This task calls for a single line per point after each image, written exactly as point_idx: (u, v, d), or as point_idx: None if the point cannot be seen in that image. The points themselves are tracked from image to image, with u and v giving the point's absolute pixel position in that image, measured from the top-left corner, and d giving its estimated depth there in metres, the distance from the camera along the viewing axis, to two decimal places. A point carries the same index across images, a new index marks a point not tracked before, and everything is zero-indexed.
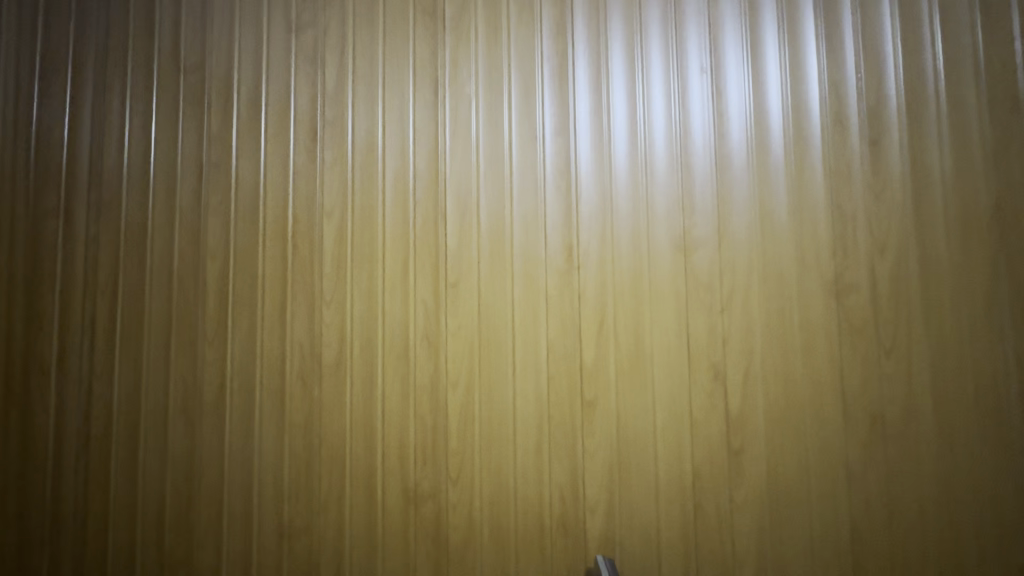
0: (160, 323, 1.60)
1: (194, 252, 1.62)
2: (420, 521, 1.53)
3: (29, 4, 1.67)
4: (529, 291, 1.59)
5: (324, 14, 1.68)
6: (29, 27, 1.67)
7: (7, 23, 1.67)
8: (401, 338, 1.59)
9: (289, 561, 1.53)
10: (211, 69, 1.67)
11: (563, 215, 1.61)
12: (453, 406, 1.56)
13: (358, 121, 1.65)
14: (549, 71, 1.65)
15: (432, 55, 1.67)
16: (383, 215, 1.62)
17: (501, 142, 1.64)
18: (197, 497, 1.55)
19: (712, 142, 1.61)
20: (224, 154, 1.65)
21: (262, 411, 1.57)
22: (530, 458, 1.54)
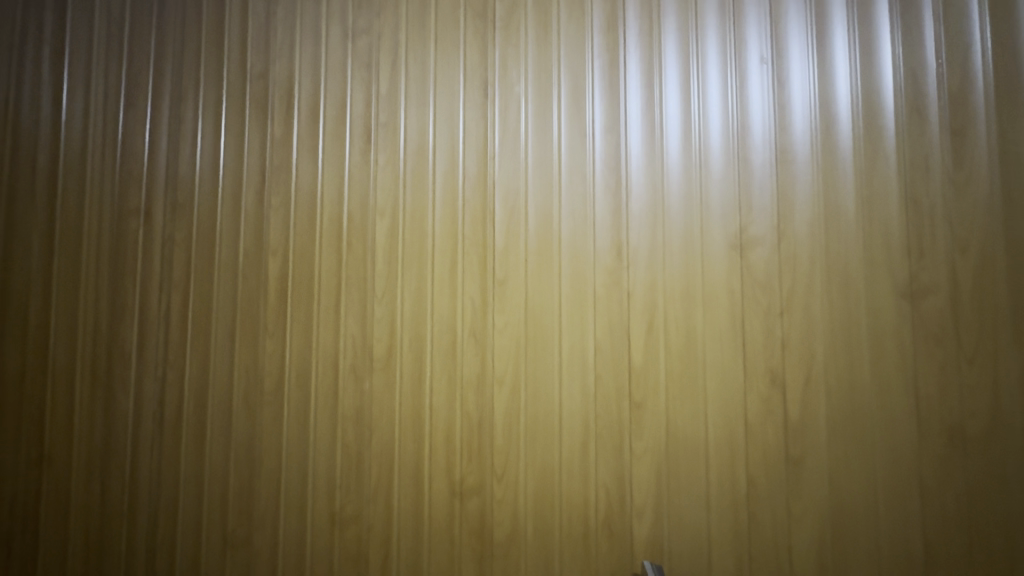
0: (227, 316, 1.70)
1: (257, 249, 1.71)
2: (465, 516, 1.55)
3: (115, 20, 1.81)
4: (577, 289, 1.58)
5: (379, 19, 1.73)
6: (115, 41, 1.81)
7: (97, 38, 1.81)
8: (448, 335, 1.61)
9: (340, 547, 1.58)
10: (274, 76, 1.76)
11: (613, 213, 1.58)
12: (499, 403, 1.57)
13: (410, 122, 1.70)
14: (600, 66, 1.63)
15: (482, 55, 1.68)
16: (433, 214, 1.65)
17: (550, 139, 1.63)
18: (257, 482, 1.64)
19: (773, 135, 1.53)
20: (285, 156, 1.73)
21: (317, 401, 1.64)
22: (576, 458, 1.52)
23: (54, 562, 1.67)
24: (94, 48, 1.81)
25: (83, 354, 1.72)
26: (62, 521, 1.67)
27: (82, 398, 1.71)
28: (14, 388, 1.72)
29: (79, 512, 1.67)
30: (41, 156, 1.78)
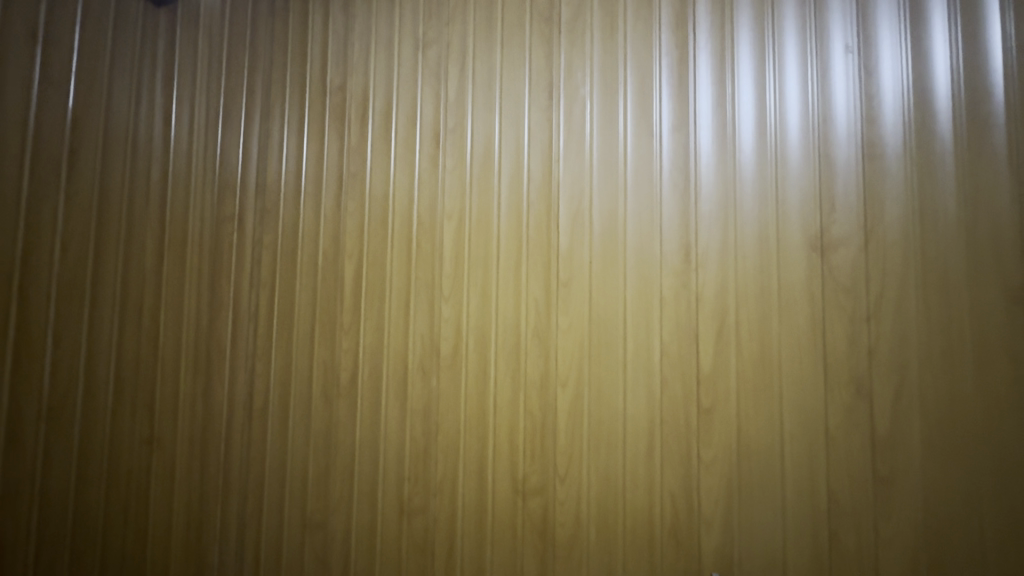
0: (307, 313, 1.83)
1: (334, 251, 1.83)
2: (528, 514, 1.57)
3: (215, 44, 2.00)
4: (643, 291, 1.55)
5: (447, 29, 1.80)
6: (215, 62, 1.99)
7: (200, 60, 2.00)
8: (512, 335, 1.64)
9: (408, 536, 1.65)
10: (351, 88, 1.88)
11: (681, 214, 1.54)
12: (562, 404, 1.58)
13: (477, 128, 1.75)
14: (668, 64, 1.60)
15: (547, 59, 1.70)
16: (498, 217, 1.69)
17: (616, 140, 1.62)
18: (333, 469, 1.74)
19: (859, 128, 1.43)
20: (361, 163, 1.84)
21: (387, 396, 1.72)
22: (640, 462, 1.50)
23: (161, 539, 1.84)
24: (198, 70, 2.00)
25: (183, 347, 1.90)
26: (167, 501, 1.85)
27: (182, 387, 1.88)
28: (128, 389, 1.80)
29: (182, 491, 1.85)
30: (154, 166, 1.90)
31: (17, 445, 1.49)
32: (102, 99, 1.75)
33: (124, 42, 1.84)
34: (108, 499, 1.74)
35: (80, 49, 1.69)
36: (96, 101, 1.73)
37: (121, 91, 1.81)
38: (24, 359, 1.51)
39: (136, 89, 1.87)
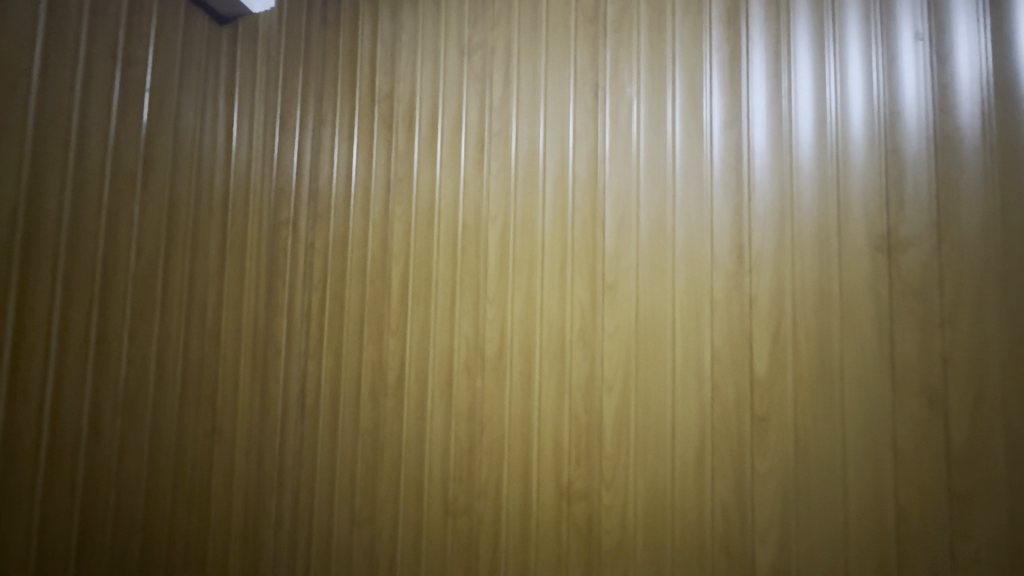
0: (356, 315, 1.89)
1: (382, 254, 1.88)
2: (573, 518, 1.55)
3: (273, 57, 2.08)
4: (693, 294, 1.51)
5: (492, 34, 1.82)
6: (272, 73, 2.08)
7: (258, 72, 2.08)
8: (557, 337, 1.63)
9: (453, 535, 1.67)
10: (398, 95, 1.93)
11: (733, 214, 1.50)
12: (608, 408, 1.55)
13: (521, 130, 1.75)
14: (719, 60, 1.55)
15: (592, 59, 1.69)
16: (543, 220, 1.69)
17: (664, 139, 1.59)
18: (380, 467, 1.79)
19: (931, 120, 1.34)
20: (407, 168, 1.89)
21: (433, 396, 1.75)
22: (690, 470, 1.46)
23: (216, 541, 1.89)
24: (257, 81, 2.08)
25: (241, 347, 1.97)
26: (224, 500, 1.90)
27: (240, 386, 1.95)
28: (194, 385, 1.86)
29: (238, 490, 1.92)
30: (218, 173, 1.97)
31: (96, 447, 1.54)
32: (173, 108, 1.82)
33: (193, 56, 1.91)
34: (173, 501, 1.78)
35: (154, 63, 1.76)
36: (167, 113, 1.80)
37: (188, 104, 1.87)
38: (104, 359, 1.57)
39: (200, 101, 1.92)
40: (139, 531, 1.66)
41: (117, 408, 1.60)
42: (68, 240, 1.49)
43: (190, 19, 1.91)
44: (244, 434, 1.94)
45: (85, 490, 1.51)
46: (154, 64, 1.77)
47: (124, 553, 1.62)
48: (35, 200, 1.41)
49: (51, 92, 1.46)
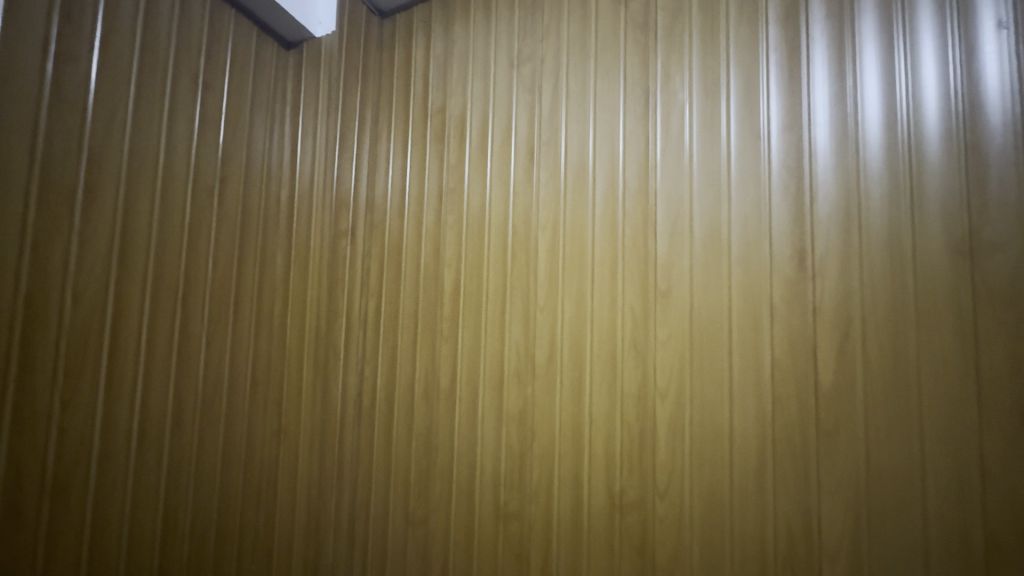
0: (409, 321, 1.96)
1: (435, 263, 1.94)
2: (626, 529, 1.53)
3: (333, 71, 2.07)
4: (750, 301, 1.46)
5: (541, 45, 1.85)
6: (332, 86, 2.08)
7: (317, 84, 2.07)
8: (608, 345, 1.62)
9: (504, 540, 1.68)
10: (450, 109, 1.99)
11: (794, 218, 1.44)
12: (661, 417, 1.52)
13: (571, 139, 1.77)
14: (777, 60, 1.51)
15: (643, 65, 1.68)
16: (593, 227, 1.69)
17: (719, 143, 1.55)
18: (433, 470, 1.83)
19: (1018, 112, 1.24)
20: (459, 179, 1.94)
21: (484, 401, 1.78)
22: (750, 483, 1.40)
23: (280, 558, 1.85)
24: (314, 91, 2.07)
25: (304, 357, 1.97)
26: (289, 513, 1.88)
27: (302, 395, 1.95)
28: (262, 392, 1.86)
29: (301, 501, 1.91)
30: (286, 181, 1.98)
31: (174, 454, 1.58)
32: (247, 119, 1.86)
33: (263, 71, 1.94)
34: (242, 514, 1.77)
35: (229, 79, 1.81)
36: (242, 128, 1.84)
37: (259, 119, 1.90)
38: (184, 368, 1.62)
39: (270, 117, 1.95)
40: (210, 543, 1.67)
41: (195, 416, 1.64)
42: (157, 252, 1.57)
43: (261, 38, 1.94)
44: (302, 441, 1.94)
45: (164, 496, 1.55)
46: (230, 75, 1.81)
47: (195, 565, 1.63)
48: (129, 216, 1.50)
49: (144, 114, 1.55)
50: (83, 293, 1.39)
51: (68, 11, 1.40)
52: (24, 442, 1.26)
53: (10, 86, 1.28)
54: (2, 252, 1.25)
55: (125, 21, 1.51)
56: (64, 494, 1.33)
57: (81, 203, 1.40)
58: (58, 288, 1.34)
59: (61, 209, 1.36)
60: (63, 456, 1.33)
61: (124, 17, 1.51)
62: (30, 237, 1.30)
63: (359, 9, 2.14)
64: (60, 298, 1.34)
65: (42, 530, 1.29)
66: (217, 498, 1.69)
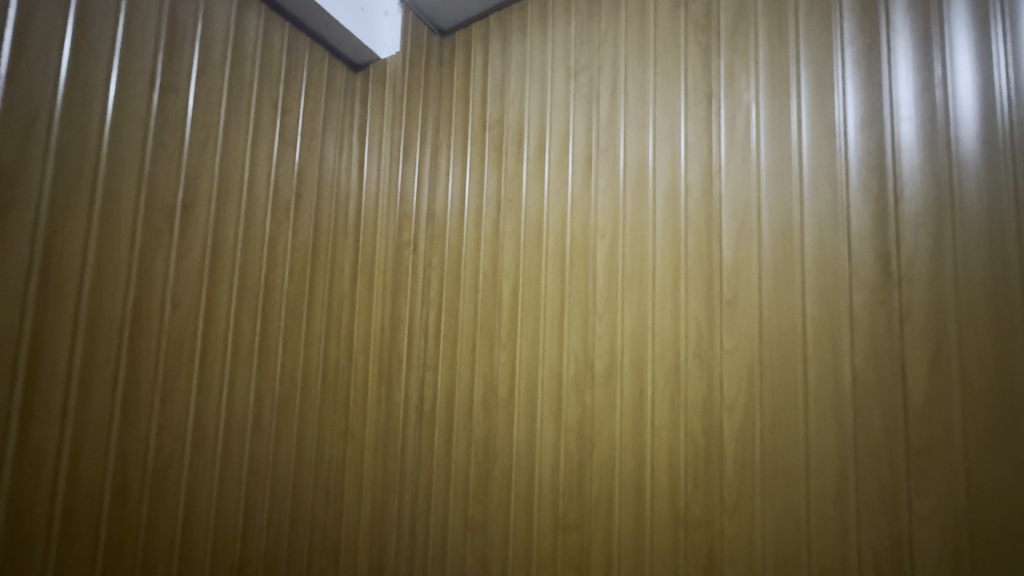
0: (469, 329, 1.99)
1: (493, 271, 1.97)
2: (692, 546, 1.46)
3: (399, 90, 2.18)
4: (827, 308, 1.38)
5: (599, 53, 1.85)
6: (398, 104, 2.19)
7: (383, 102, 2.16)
8: (671, 354, 1.57)
9: (564, 551, 1.66)
10: (508, 121, 2.03)
11: (875, 221, 1.35)
12: (729, 430, 1.46)
13: (630, 145, 1.75)
14: (853, 54, 1.43)
15: (704, 67, 1.64)
16: (653, 233, 1.66)
17: (789, 143, 1.49)
18: (492, 476, 1.84)
19: None
20: (516, 189, 1.97)
21: (542, 409, 1.78)
22: (829, 503, 1.31)
23: (346, 559, 1.91)
24: (380, 109, 2.16)
25: (370, 362, 2.05)
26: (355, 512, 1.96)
27: (368, 399, 2.02)
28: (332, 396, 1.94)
29: (366, 503, 1.98)
30: (353, 196, 2.05)
31: (255, 452, 1.69)
32: (319, 138, 1.97)
33: (334, 93, 2.04)
34: (313, 512, 1.85)
35: (304, 101, 1.93)
36: (315, 145, 1.95)
37: (331, 137, 2.00)
38: (263, 370, 1.74)
39: (340, 132, 2.04)
40: (284, 538, 1.76)
41: (272, 416, 1.75)
42: (241, 263, 1.70)
43: (332, 62, 2.05)
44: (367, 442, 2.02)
45: (245, 491, 1.66)
46: (304, 98, 1.93)
47: (271, 558, 1.71)
48: (218, 229, 1.64)
49: (232, 137, 1.70)
50: (180, 300, 1.54)
51: (170, 48, 1.56)
52: (130, 434, 1.41)
53: (124, 116, 1.45)
54: (116, 263, 1.41)
55: (217, 54, 1.67)
56: (163, 482, 1.47)
57: (178, 218, 1.55)
58: (159, 295, 1.49)
59: (163, 225, 1.51)
60: (162, 448, 1.47)
61: (216, 50, 1.67)
62: (138, 249, 1.46)
63: (421, 31, 2.25)
64: (161, 305, 1.49)
65: (144, 515, 1.42)
66: (290, 495, 1.78)
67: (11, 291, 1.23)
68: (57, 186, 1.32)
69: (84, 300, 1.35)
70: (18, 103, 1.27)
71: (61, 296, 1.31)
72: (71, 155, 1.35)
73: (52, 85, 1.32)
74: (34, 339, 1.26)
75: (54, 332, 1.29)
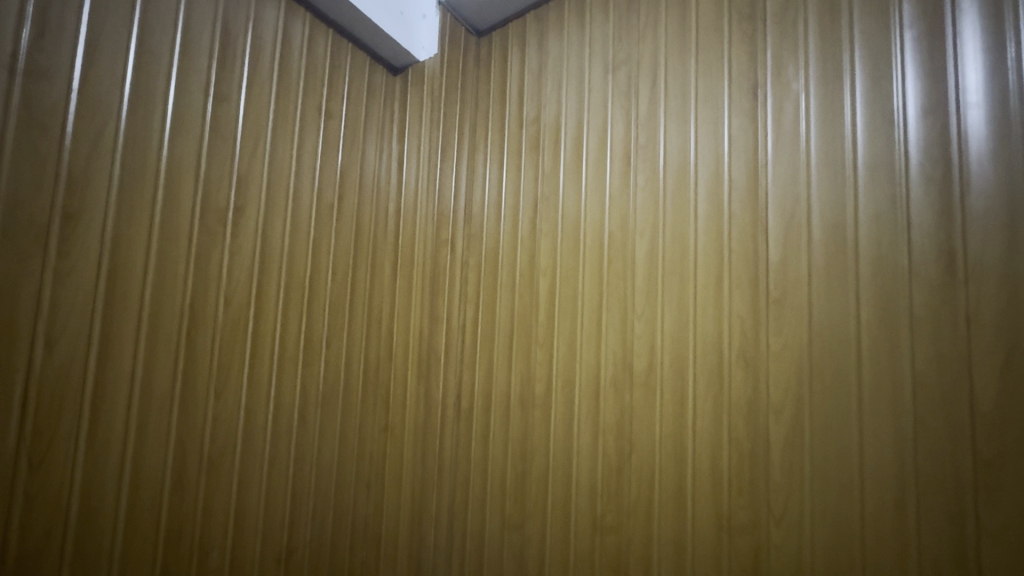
0: (506, 327, 2.00)
1: (530, 270, 1.97)
2: (736, 553, 1.42)
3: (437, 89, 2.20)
4: (884, 308, 1.30)
5: (637, 48, 1.82)
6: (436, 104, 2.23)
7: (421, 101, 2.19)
8: (714, 354, 1.53)
9: (602, 552, 1.65)
10: (544, 119, 2.02)
11: (938, 215, 1.27)
12: (776, 435, 1.40)
13: (670, 140, 1.71)
14: (914, 38, 1.35)
15: (750, 58, 1.59)
16: (695, 230, 1.61)
17: (841, 134, 1.41)
18: (529, 475, 1.84)
19: None
20: (553, 187, 1.96)
21: (580, 409, 1.76)
22: (886, 514, 1.24)
23: (386, 552, 1.95)
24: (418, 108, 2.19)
25: (409, 360, 2.09)
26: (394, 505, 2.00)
27: (407, 396, 2.06)
28: (373, 392, 1.99)
29: (406, 497, 2.02)
30: (393, 196, 2.11)
31: (301, 445, 1.76)
32: (360, 141, 2.01)
33: (374, 96, 2.09)
34: (356, 504, 1.90)
35: (346, 105, 1.98)
36: (356, 148, 2.00)
37: (372, 139, 2.05)
38: (309, 367, 1.80)
39: (380, 135, 2.08)
40: (328, 529, 1.82)
41: (317, 411, 1.81)
42: (288, 263, 1.76)
43: (373, 66, 2.10)
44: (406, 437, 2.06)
45: (292, 482, 1.72)
46: (346, 101, 1.98)
47: (315, 548, 1.77)
48: (266, 231, 1.71)
49: (279, 142, 1.76)
50: (232, 298, 1.61)
51: (223, 58, 1.64)
52: (188, 426, 1.49)
53: (182, 124, 1.53)
54: (174, 263, 1.49)
55: (265, 63, 1.74)
56: (217, 471, 1.54)
57: (230, 221, 1.62)
58: (213, 294, 1.57)
59: (216, 228, 1.59)
60: (216, 439, 1.55)
61: (264, 59, 1.74)
62: (194, 250, 1.53)
63: (459, 31, 2.27)
64: (215, 303, 1.57)
65: (199, 503, 1.50)
66: (333, 487, 1.84)
67: (82, 290, 1.32)
68: (123, 191, 1.40)
69: (146, 298, 1.43)
70: (88, 114, 1.36)
71: (126, 296, 1.39)
72: (135, 163, 1.43)
73: (118, 98, 1.41)
74: (103, 335, 1.35)
75: (120, 330, 1.38)
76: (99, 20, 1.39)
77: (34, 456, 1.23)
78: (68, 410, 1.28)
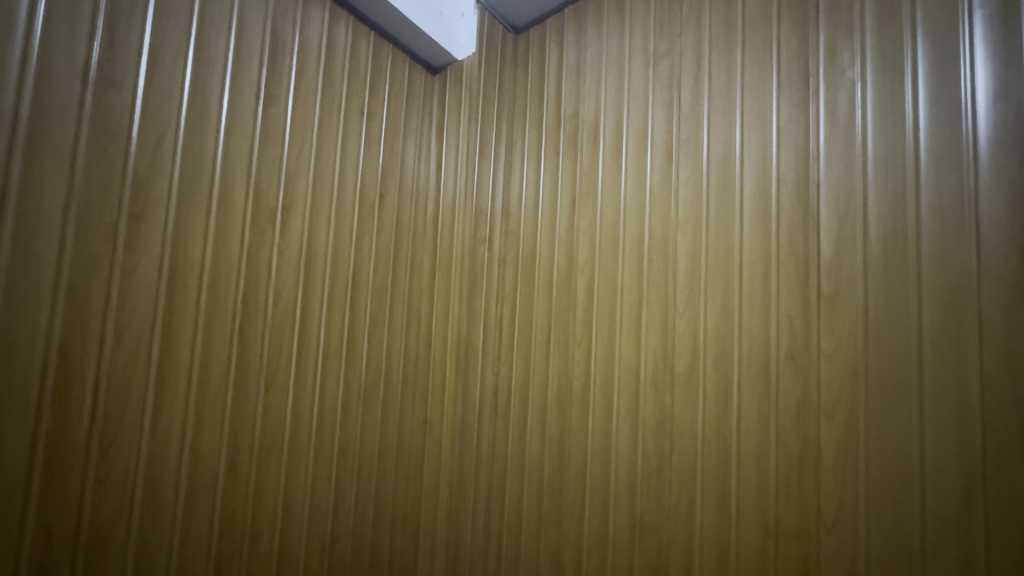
0: (543, 324, 1.99)
1: (567, 267, 1.96)
2: (783, 559, 1.37)
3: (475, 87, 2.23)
4: (949, 307, 1.23)
5: (680, 39, 1.77)
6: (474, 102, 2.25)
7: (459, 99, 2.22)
8: (760, 353, 1.48)
9: (641, 553, 1.62)
10: (582, 115, 2.00)
11: (1011, 207, 1.18)
12: (828, 439, 1.34)
13: (714, 133, 1.65)
14: (985, 19, 1.26)
15: (800, 46, 1.52)
16: (740, 225, 1.56)
17: (901, 123, 1.34)
18: (566, 472, 1.84)
19: None
20: (592, 183, 1.94)
21: (618, 408, 1.74)
22: (950, 525, 1.17)
23: (425, 544, 1.99)
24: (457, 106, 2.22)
25: (447, 356, 2.12)
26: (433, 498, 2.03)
27: (445, 391, 2.09)
28: (413, 387, 2.02)
29: (444, 490, 2.05)
30: (432, 194, 2.14)
31: (344, 437, 1.81)
32: (400, 141, 2.05)
33: (414, 95, 2.12)
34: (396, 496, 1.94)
35: (387, 106, 2.02)
36: (397, 147, 2.03)
37: (411, 138, 2.08)
38: (352, 361, 1.85)
39: (419, 134, 2.11)
40: (370, 519, 1.86)
41: (360, 404, 1.86)
42: (332, 261, 1.81)
43: (413, 66, 2.13)
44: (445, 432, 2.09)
45: (335, 473, 1.78)
46: (388, 101, 2.02)
47: (357, 537, 1.82)
48: (312, 229, 1.77)
49: (324, 143, 1.82)
50: (281, 295, 1.68)
51: (272, 65, 1.70)
52: (240, 416, 1.56)
53: (234, 127, 1.60)
54: (228, 261, 1.56)
55: (311, 67, 1.80)
56: (267, 459, 1.61)
57: (279, 220, 1.69)
58: (263, 291, 1.64)
59: (266, 227, 1.65)
60: (266, 428, 1.62)
61: (310, 63, 1.80)
62: (246, 248, 1.61)
63: (496, 28, 2.29)
64: (265, 299, 1.64)
65: (251, 488, 1.57)
66: (375, 479, 1.88)
67: (146, 286, 1.40)
68: (182, 193, 1.48)
69: (203, 295, 1.51)
70: (150, 119, 1.44)
71: (185, 293, 1.47)
72: (193, 166, 1.51)
73: (178, 105, 1.49)
74: (164, 328, 1.43)
75: (179, 325, 1.46)
76: (161, 31, 1.47)
77: (104, 440, 1.32)
78: (134, 398, 1.37)
